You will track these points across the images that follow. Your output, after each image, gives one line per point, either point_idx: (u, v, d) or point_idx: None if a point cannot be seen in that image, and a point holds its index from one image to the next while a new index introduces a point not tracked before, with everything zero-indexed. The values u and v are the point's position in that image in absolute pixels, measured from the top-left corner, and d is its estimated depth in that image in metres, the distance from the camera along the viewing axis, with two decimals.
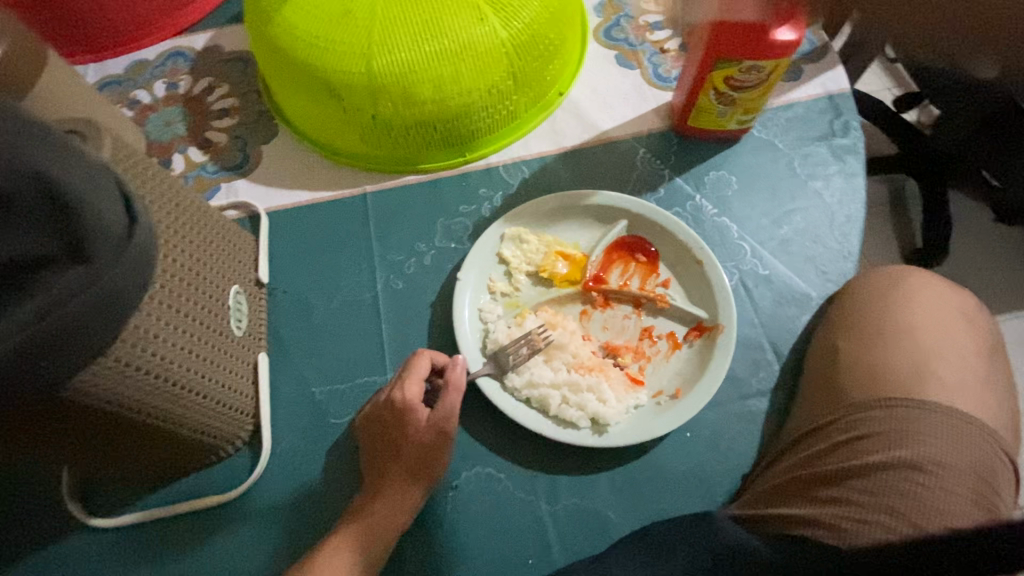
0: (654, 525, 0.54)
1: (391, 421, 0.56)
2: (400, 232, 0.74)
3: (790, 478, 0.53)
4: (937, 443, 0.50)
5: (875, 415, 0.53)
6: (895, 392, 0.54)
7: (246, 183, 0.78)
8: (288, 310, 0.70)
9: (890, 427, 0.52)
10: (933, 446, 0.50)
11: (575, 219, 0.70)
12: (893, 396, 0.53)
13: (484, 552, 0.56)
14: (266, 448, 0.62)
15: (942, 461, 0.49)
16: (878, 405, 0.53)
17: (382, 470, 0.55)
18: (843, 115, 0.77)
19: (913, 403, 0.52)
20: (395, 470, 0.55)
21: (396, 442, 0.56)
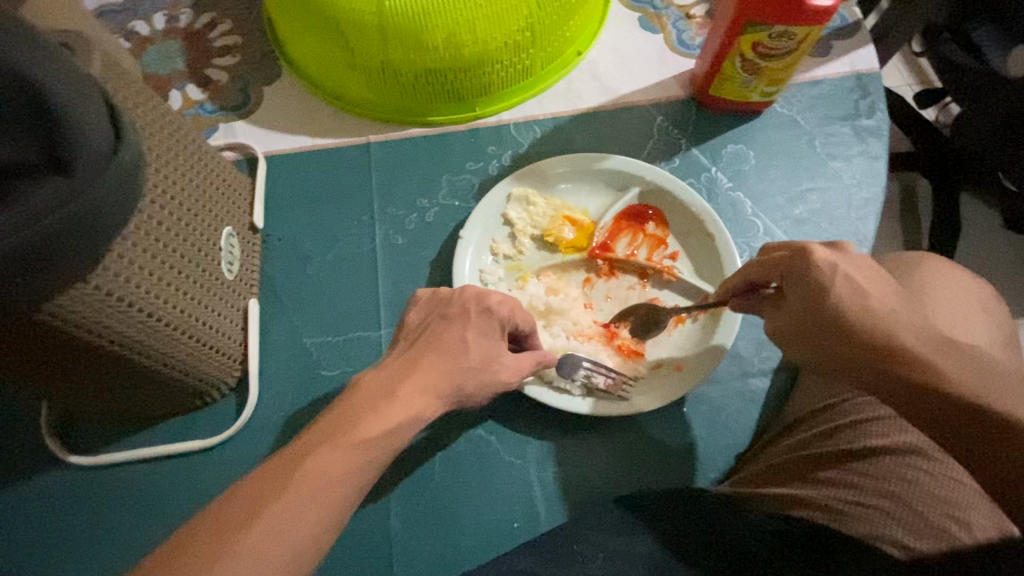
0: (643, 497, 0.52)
1: (471, 313, 0.49)
2: (402, 186, 0.71)
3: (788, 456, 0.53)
4: None
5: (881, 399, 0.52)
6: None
7: (245, 125, 0.75)
8: (283, 257, 0.67)
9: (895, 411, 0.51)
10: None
11: (586, 184, 0.67)
12: None
13: (469, 513, 0.55)
14: (253, 395, 0.60)
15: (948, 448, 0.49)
16: None
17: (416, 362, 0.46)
18: (870, 95, 0.74)
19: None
20: None
21: None
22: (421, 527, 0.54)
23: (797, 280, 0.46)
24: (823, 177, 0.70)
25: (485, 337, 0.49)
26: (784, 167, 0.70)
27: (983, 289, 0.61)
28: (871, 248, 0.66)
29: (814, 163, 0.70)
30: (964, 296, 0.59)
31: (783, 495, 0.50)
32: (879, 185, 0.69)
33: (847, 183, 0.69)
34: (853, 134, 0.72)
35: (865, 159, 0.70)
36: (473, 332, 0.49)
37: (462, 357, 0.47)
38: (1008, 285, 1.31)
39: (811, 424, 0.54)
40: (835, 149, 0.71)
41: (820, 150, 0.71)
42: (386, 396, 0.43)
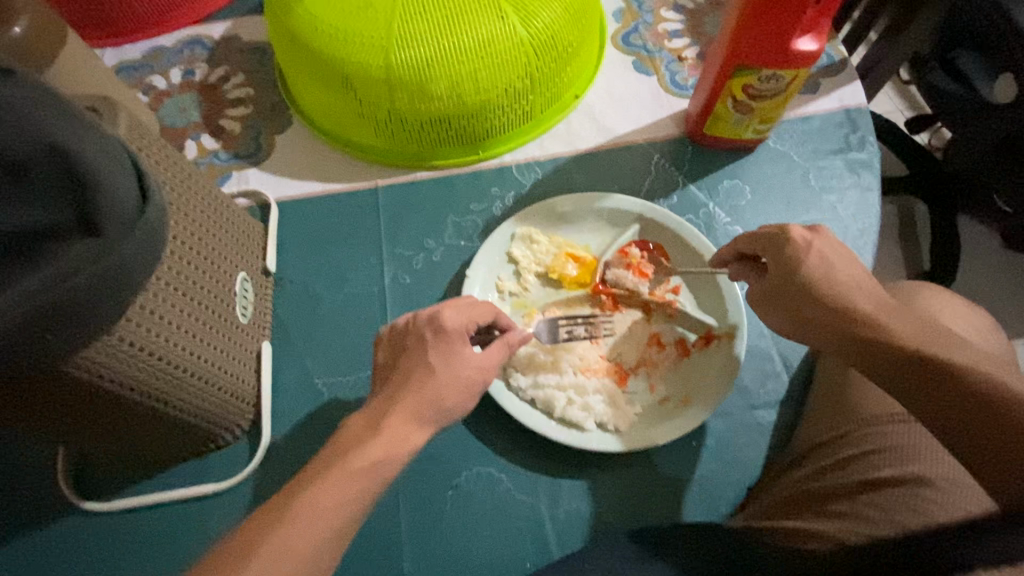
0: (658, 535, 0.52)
1: (428, 340, 0.49)
2: (409, 227, 0.73)
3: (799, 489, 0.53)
4: (951, 461, 0.50)
5: (888, 430, 0.52)
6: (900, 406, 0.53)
7: (257, 172, 0.79)
8: (294, 299, 0.69)
9: (903, 442, 0.51)
10: (944, 463, 0.50)
11: (587, 222, 0.69)
12: (908, 412, 0.53)
13: (480, 555, 0.54)
14: (264, 438, 0.61)
15: (955, 480, 0.49)
16: (893, 420, 0.53)
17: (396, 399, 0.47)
18: (860, 129, 0.76)
19: (918, 418, 0.52)
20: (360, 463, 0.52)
21: None
22: (432, 568, 0.54)
23: (775, 250, 0.52)
24: (818, 209, 0.71)
25: (453, 357, 0.49)
26: (779, 200, 0.72)
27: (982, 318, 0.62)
28: None
29: (809, 196, 0.72)
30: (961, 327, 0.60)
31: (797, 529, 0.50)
32: (873, 216, 0.71)
33: (842, 215, 0.71)
34: (845, 167, 0.74)
35: (858, 192, 0.72)
36: (439, 354, 0.49)
37: (433, 381, 0.47)
38: (1012, 306, 1.32)
39: (820, 455, 0.55)
40: (829, 182, 0.73)
41: (814, 183, 0.73)
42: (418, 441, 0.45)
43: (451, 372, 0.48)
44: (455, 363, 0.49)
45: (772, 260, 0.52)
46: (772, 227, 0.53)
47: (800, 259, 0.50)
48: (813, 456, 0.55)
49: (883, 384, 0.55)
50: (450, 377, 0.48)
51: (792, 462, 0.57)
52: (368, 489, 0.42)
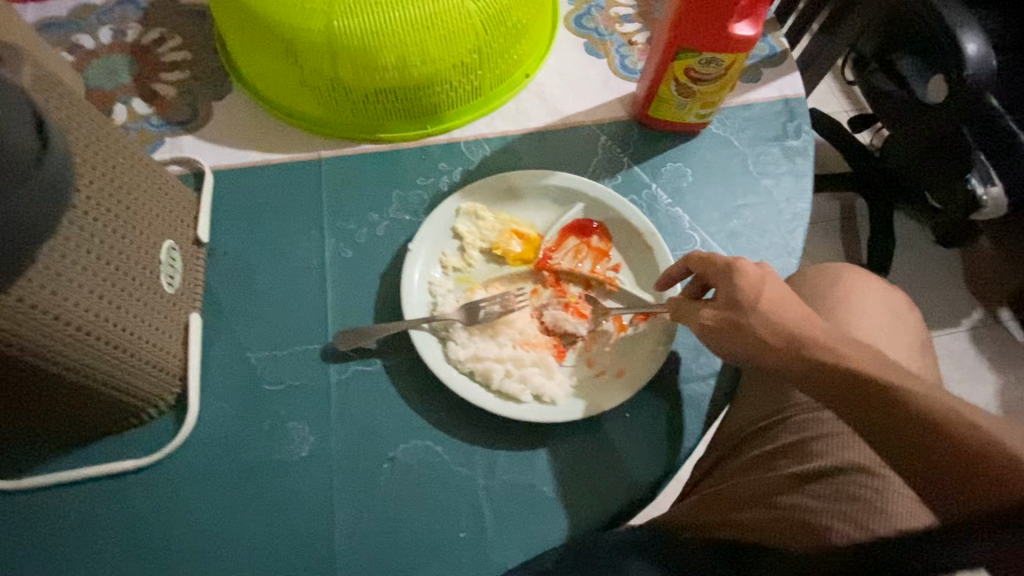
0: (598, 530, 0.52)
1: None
2: (353, 199, 0.71)
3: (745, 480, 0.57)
4: None
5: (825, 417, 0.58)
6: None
7: (193, 140, 0.75)
8: (227, 270, 0.66)
9: (836, 430, 0.57)
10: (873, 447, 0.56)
11: (533, 199, 0.69)
12: None
13: (414, 527, 0.54)
14: (192, 413, 0.57)
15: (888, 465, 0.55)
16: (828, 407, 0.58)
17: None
18: (797, 119, 0.80)
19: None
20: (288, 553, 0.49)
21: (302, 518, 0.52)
22: (368, 544, 0.53)
23: (727, 282, 0.54)
24: (755, 193, 0.74)
25: None
26: (720, 184, 0.74)
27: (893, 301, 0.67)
28: (799, 260, 0.70)
29: (747, 181, 0.75)
30: (874, 305, 0.64)
31: (750, 522, 0.53)
32: (806, 201, 0.74)
33: (777, 199, 0.74)
34: (782, 154, 0.77)
35: (793, 177, 0.75)
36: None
37: None
38: (938, 298, 1.40)
39: (761, 441, 0.60)
40: (766, 168, 0.76)
41: (752, 168, 0.76)
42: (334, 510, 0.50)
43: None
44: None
45: (724, 290, 0.54)
46: (723, 258, 0.55)
47: (751, 297, 0.52)
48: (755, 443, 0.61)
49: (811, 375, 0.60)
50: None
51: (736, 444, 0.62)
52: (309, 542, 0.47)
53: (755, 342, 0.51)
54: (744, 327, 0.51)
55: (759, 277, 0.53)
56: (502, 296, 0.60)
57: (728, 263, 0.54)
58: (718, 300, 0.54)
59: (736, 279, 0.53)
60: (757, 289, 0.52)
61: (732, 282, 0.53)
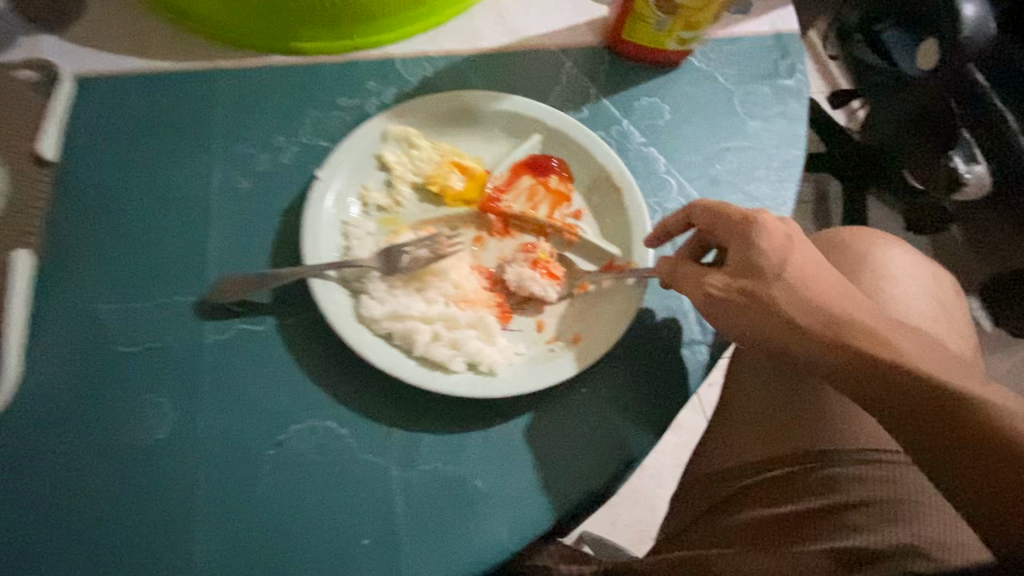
0: None
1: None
2: (254, 120, 0.57)
3: (756, 553, 0.43)
4: (939, 522, 0.44)
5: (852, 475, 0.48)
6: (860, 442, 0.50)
7: (52, 40, 0.59)
8: (79, 200, 0.51)
9: (867, 495, 0.47)
10: (931, 525, 0.44)
11: (481, 129, 0.57)
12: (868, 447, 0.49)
13: (302, 532, 0.41)
14: (9, 379, 0.43)
15: (948, 543, 0.42)
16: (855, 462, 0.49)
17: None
18: (790, 56, 0.69)
19: (879, 459, 0.48)
20: None
21: None
22: (238, 553, 0.40)
23: (743, 245, 0.46)
24: (741, 137, 0.63)
25: None
26: (702, 125, 0.63)
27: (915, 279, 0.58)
28: (790, 214, 0.60)
29: (732, 122, 0.64)
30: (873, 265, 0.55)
31: None
32: (799, 148, 0.64)
33: (766, 144, 0.63)
34: (772, 94, 0.66)
35: (785, 121, 0.65)
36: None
37: None
38: None
39: (769, 498, 0.49)
40: (754, 108, 0.65)
41: (739, 108, 0.65)
42: None
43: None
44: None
45: (738, 254, 0.46)
46: (739, 212, 0.47)
47: (773, 263, 0.44)
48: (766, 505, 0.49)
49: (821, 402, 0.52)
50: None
51: (725, 499, 0.51)
52: None
53: (781, 320, 0.43)
54: (768, 299, 0.44)
55: (783, 239, 0.46)
56: (432, 239, 0.48)
57: (745, 220, 0.46)
58: (728, 265, 0.46)
59: (754, 240, 0.45)
60: (779, 254, 0.45)
61: (750, 245, 0.45)
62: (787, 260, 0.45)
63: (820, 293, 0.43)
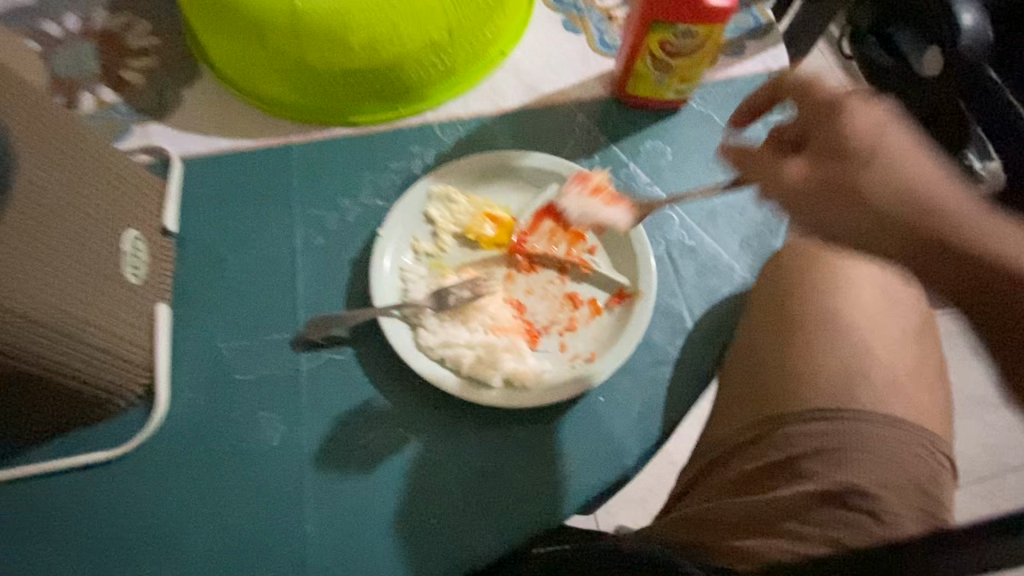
0: None
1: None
2: (323, 185, 0.70)
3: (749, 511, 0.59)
4: (869, 459, 0.62)
5: (808, 432, 0.63)
6: (820, 405, 0.65)
7: (161, 128, 0.73)
8: (196, 259, 0.65)
9: (823, 446, 0.63)
10: (869, 471, 0.62)
11: (507, 182, 0.68)
12: (824, 409, 0.64)
13: (383, 514, 0.53)
14: (160, 403, 0.57)
15: (878, 483, 0.61)
16: (812, 421, 0.64)
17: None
18: (781, 93, 0.77)
19: (833, 415, 0.64)
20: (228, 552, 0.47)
21: None
22: (334, 531, 0.53)
23: (825, 129, 0.50)
24: (736, 171, 0.72)
25: None
26: (700, 163, 0.72)
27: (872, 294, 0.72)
28: (781, 238, 0.69)
29: (727, 158, 0.73)
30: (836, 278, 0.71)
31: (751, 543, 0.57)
32: None
33: None
34: (765, 130, 0.75)
35: None
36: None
37: None
38: None
39: (747, 455, 0.64)
40: (748, 144, 0.74)
41: (733, 145, 0.74)
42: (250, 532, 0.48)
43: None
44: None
45: (822, 141, 0.50)
46: (827, 94, 0.51)
47: (865, 154, 0.48)
48: (745, 460, 0.63)
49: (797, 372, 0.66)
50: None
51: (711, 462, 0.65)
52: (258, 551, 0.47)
53: (862, 205, 0.47)
54: (849, 182, 0.48)
55: (876, 125, 0.49)
56: (471, 282, 0.60)
57: (837, 103, 0.50)
58: (810, 152, 0.50)
59: (843, 128, 0.49)
60: (872, 137, 0.49)
61: (837, 124, 0.49)
62: (870, 142, 0.49)
63: (895, 156, 0.48)
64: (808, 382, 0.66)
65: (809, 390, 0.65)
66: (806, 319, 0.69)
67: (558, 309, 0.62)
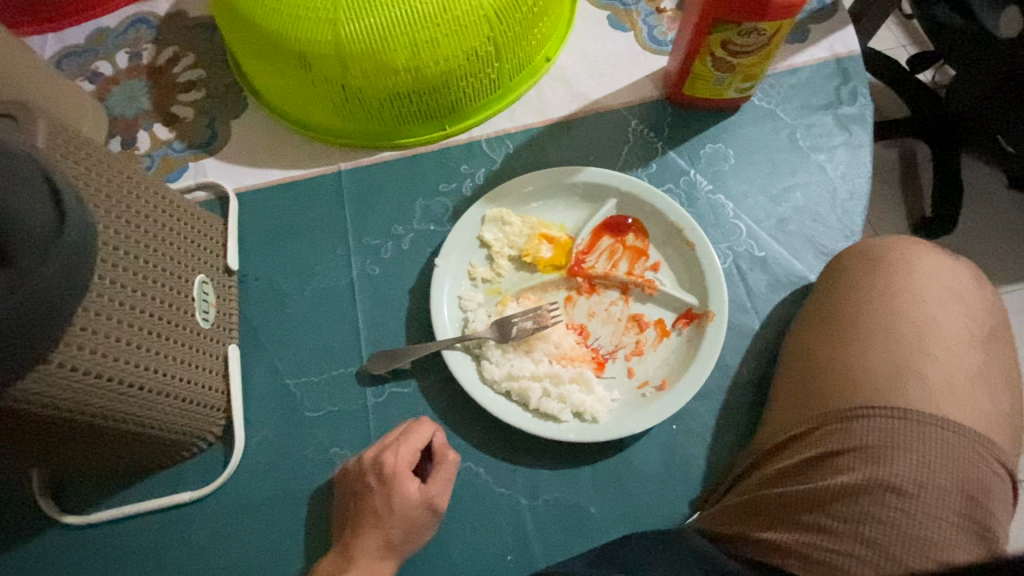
0: (632, 541, 0.51)
1: (374, 486, 0.52)
2: (376, 213, 0.69)
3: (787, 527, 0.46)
4: (902, 463, 0.46)
5: (855, 428, 0.48)
6: (875, 399, 0.49)
7: (214, 162, 0.74)
8: (260, 296, 0.66)
9: (870, 441, 0.47)
10: (917, 463, 0.46)
11: (561, 199, 0.66)
12: (872, 404, 0.49)
13: (461, 548, 0.54)
14: (238, 443, 0.58)
15: (922, 481, 0.45)
16: (858, 415, 0.49)
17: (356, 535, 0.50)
18: (851, 80, 0.71)
19: (894, 411, 0.48)
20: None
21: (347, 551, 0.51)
22: (414, 566, 0.54)
23: None
24: (805, 170, 0.67)
25: None
26: (765, 165, 0.68)
27: (937, 292, 0.53)
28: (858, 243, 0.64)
29: (795, 157, 0.68)
30: (933, 281, 0.54)
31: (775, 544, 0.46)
32: (864, 176, 0.67)
33: (831, 175, 0.67)
34: (835, 123, 0.69)
35: (849, 149, 0.68)
36: (385, 496, 0.51)
37: None
38: (1015, 252, 1.25)
39: (783, 455, 0.51)
40: (817, 140, 0.69)
41: (801, 142, 0.69)
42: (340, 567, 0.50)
43: (399, 513, 0.51)
44: (400, 505, 0.51)
45: None
46: None
47: None
48: (778, 456, 0.51)
49: (840, 371, 0.51)
50: (396, 522, 0.51)
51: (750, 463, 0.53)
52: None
53: None
54: None
55: None
56: (535, 312, 0.58)
57: None
58: None
59: None
60: None
61: None
62: None
63: None
64: (862, 379, 0.50)
65: (866, 389, 0.50)
66: (857, 311, 0.53)
67: (622, 333, 0.60)
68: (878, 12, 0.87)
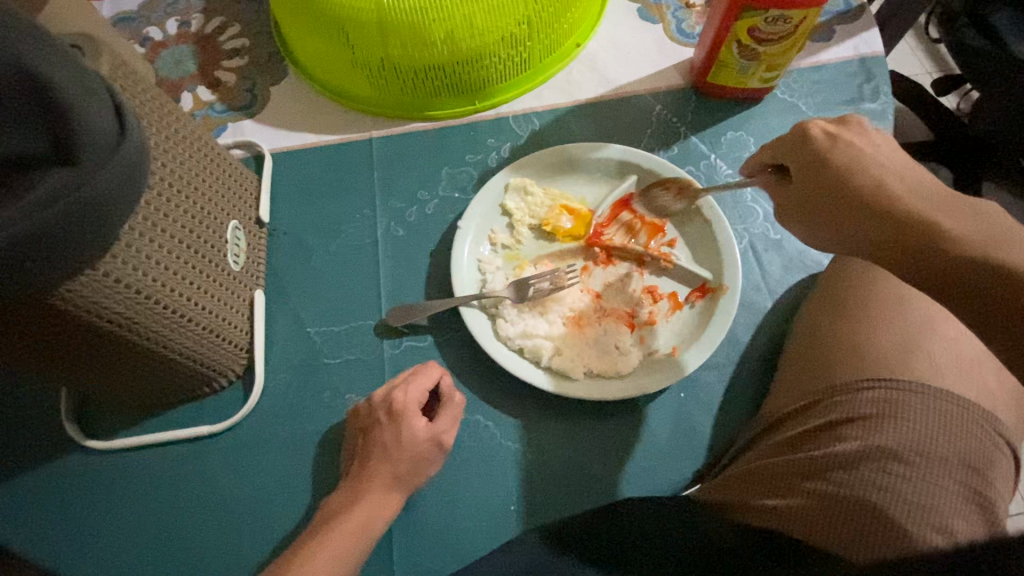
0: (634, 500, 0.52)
1: (383, 421, 0.54)
2: (403, 179, 0.72)
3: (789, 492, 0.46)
4: (903, 432, 0.46)
5: (859, 399, 0.49)
6: (880, 373, 0.50)
7: (252, 124, 0.77)
8: (287, 249, 0.69)
9: (871, 411, 0.48)
10: (918, 433, 0.46)
11: (583, 175, 0.68)
12: (879, 376, 0.50)
13: (467, 497, 0.55)
14: (259, 382, 0.61)
15: (921, 450, 0.45)
16: (863, 387, 0.50)
17: (367, 471, 0.52)
18: (874, 79, 0.73)
19: (899, 385, 0.49)
20: (337, 520, 0.50)
21: (357, 488, 0.52)
22: (420, 511, 0.55)
23: None
24: None
25: None
26: None
27: None
28: None
29: None
30: None
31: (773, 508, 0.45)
32: None
33: None
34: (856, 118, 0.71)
35: None
36: (396, 432, 0.53)
37: None
38: None
39: (792, 425, 0.52)
40: None
41: None
42: (349, 501, 0.51)
43: (408, 454, 0.53)
44: (409, 443, 0.53)
45: None
46: None
47: None
48: (783, 429, 0.52)
49: (853, 344, 0.54)
50: (405, 464, 0.53)
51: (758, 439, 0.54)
52: (352, 513, 0.50)
53: None
54: None
55: None
56: (552, 273, 0.60)
57: None
58: None
59: None
60: None
61: None
62: None
63: None
64: (869, 353, 0.52)
65: (873, 362, 0.51)
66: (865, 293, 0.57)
67: (639, 300, 0.61)
68: (901, 22, 0.88)
